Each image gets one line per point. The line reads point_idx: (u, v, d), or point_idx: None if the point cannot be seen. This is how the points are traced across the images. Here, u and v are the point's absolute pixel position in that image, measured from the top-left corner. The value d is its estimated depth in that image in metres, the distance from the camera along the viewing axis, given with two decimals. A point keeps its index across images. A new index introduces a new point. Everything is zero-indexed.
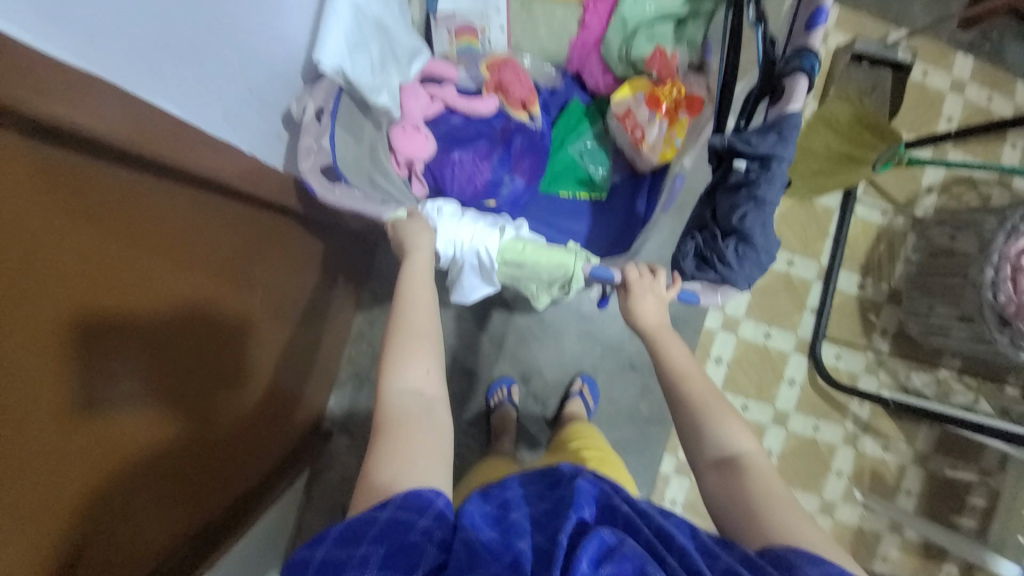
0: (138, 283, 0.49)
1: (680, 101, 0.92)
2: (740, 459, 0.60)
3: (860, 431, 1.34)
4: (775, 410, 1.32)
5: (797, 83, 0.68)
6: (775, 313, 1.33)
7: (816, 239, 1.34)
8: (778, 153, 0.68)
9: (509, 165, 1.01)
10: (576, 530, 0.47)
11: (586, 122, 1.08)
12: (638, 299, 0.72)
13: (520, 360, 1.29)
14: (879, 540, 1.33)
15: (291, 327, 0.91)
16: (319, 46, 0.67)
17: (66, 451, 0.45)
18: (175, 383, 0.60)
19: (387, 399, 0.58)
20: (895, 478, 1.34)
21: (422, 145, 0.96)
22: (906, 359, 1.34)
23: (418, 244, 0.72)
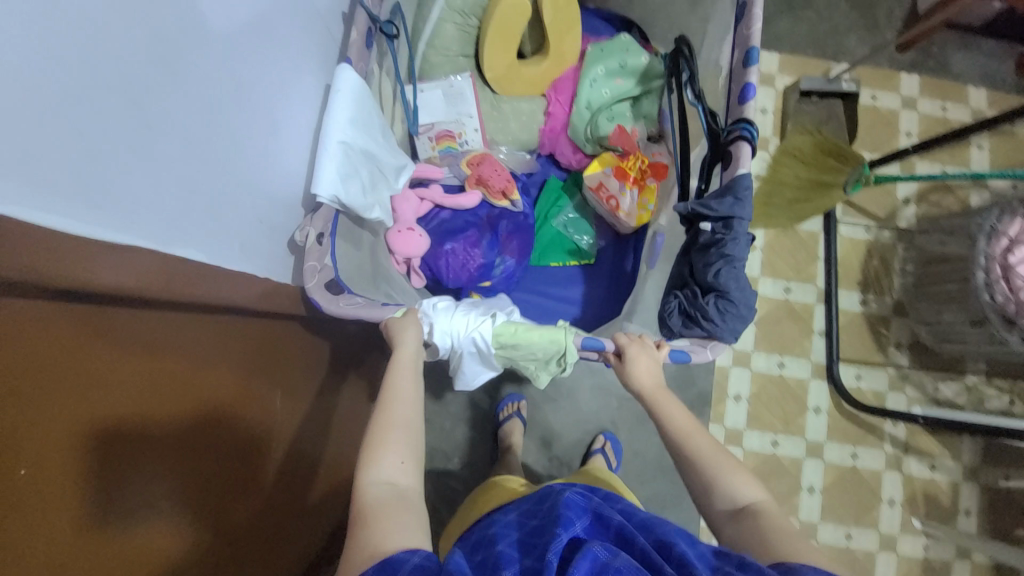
0: (157, 394, 0.49)
1: (646, 170, 1.05)
2: (755, 506, 0.59)
3: (901, 452, 1.29)
4: (807, 441, 1.28)
5: (740, 148, 0.75)
6: (784, 341, 1.33)
7: (808, 263, 1.37)
8: (738, 213, 0.71)
9: (498, 247, 1.08)
10: (567, 551, 0.50)
11: (565, 197, 1.16)
12: (633, 362, 0.70)
13: (538, 425, 1.29)
14: (951, 570, 1.24)
15: (305, 402, 0.89)
16: (316, 178, 0.69)
17: (87, 572, 0.42)
18: (200, 489, 0.58)
19: (362, 488, 0.58)
20: (950, 498, 1.26)
21: (417, 243, 0.98)
22: (929, 370, 1.31)
23: (405, 338, 0.70)
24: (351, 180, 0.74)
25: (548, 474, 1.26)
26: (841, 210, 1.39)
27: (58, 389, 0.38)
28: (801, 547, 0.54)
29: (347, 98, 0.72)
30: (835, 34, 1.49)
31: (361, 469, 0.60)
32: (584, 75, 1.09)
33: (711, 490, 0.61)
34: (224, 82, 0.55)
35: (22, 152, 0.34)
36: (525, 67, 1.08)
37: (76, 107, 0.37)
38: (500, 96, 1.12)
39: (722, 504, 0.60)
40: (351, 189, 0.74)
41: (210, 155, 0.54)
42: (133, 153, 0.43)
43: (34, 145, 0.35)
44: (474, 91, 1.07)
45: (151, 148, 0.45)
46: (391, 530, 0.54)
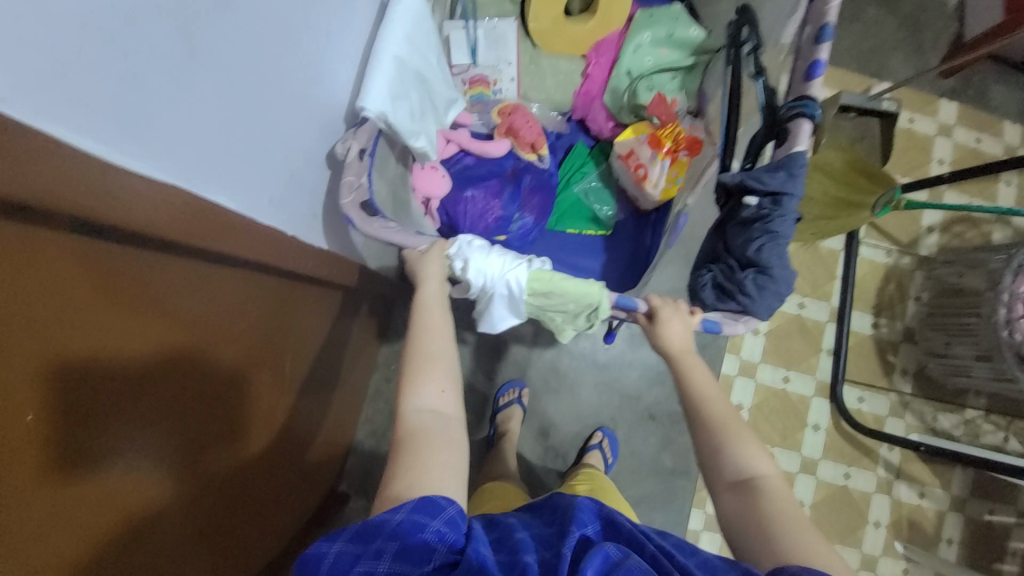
0: (142, 329, 0.44)
1: (681, 142, 0.96)
2: (759, 482, 0.55)
3: (893, 476, 1.30)
4: (803, 458, 1.28)
5: (799, 126, 0.70)
6: (792, 356, 1.32)
7: (825, 281, 1.36)
8: (789, 190, 0.67)
9: (518, 203, 1.02)
10: (579, 548, 0.48)
11: (590, 163, 1.12)
12: (665, 324, 0.68)
13: (537, 414, 1.28)
14: None
15: (309, 364, 0.87)
16: (365, 92, 0.63)
17: (57, 510, 0.39)
18: (180, 435, 0.53)
19: (404, 416, 0.57)
20: (934, 526, 1.28)
21: (439, 183, 0.92)
22: (931, 400, 1.31)
23: (429, 271, 0.68)
24: (402, 101, 0.69)
25: (543, 464, 1.25)
26: (864, 232, 1.37)
27: (31, 310, 0.33)
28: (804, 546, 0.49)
29: (405, 19, 0.69)
30: (880, 51, 1.46)
31: (406, 395, 0.58)
32: (628, 39, 1.04)
33: (720, 459, 0.58)
34: (273, 21, 0.51)
35: (58, 66, 0.30)
36: (570, 25, 1.03)
37: (126, 28, 0.34)
38: (540, 52, 1.08)
39: (728, 474, 0.56)
40: (401, 110, 0.68)
41: (251, 100, 0.51)
42: (174, 86, 0.40)
43: (75, 60, 0.31)
44: (516, 38, 1.04)
45: (193, 85, 0.42)
46: (428, 468, 0.52)
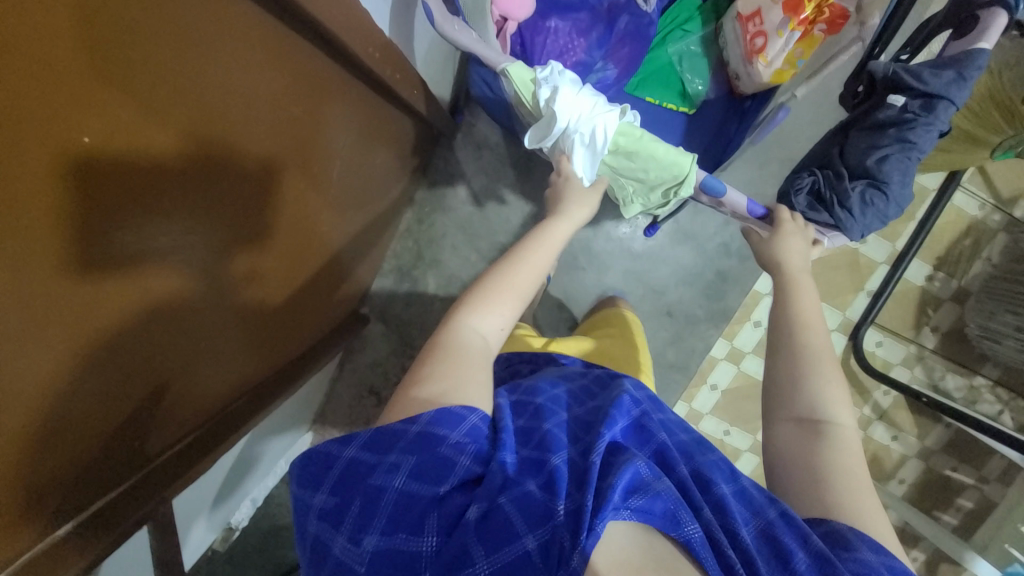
0: (148, 121, 0.41)
1: (822, 10, 0.78)
2: (828, 427, 0.55)
3: (875, 417, 1.36)
4: None
5: (994, 17, 0.56)
6: (828, 288, 1.28)
7: (898, 221, 1.25)
8: (949, 94, 0.56)
9: (605, 49, 0.87)
10: (609, 453, 0.46)
11: (696, 22, 0.95)
12: (784, 240, 0.63)
13: (559, 285, 1.28)
14: None
15: (351, 182, 0.84)
16: None
17: (89, 291, 0.41)
18: (211, 223, 0.54)
19: (461, 331, 0.58)
20: (893, 465, 1.37)
21: (522, 2, 0.77)
22: (948, 360, 1.30)
23: (570, 211, 0.67)
24: None
25: (551, 333, 1.28)
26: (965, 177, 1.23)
27: (18, 88, 0.30)
28: (853, 496, 0.50)
29: None
30: None
31: (464, 316, 0.60)
32: None
33: (796, 392, 0.57)
34: None
35: None
36: None
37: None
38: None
39: (801, 407, 0.56)
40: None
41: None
42: None
43: None
44: None
45: None
46: (462, 381, 0.53)
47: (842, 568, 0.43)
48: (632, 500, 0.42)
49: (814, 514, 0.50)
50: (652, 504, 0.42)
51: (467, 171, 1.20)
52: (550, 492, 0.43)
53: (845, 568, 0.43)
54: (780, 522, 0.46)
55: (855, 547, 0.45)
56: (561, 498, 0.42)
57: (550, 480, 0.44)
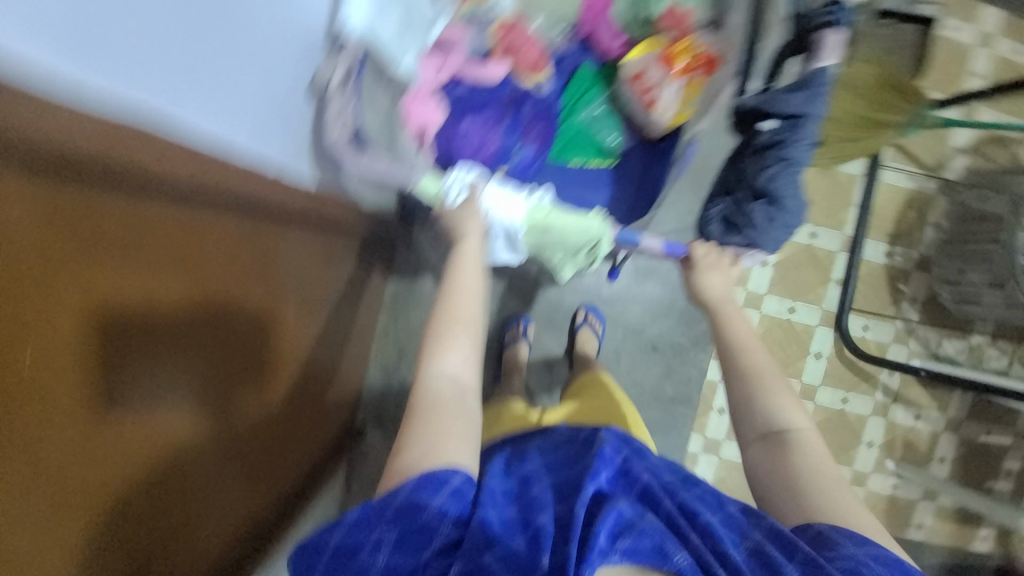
0: (161, 290, 0.47)
1: (695, 60, 0.88)
2: (790, 434, 0.57)
3: (890, 401, 1.33)
4: (803, 384, 1.31)
5: (824, 40, 0.65)
6: (798, 287, 1.31)
7: (841, 209, 1.31)
8: (808, 112, 0.62)
9: (519, 132, 0.95)
10: (593, 503, 0.49)
11: (596, 88, 1.03)
12: (704, 273, 0.70)
13: (543, 347, 1.30)
14: (914, 509, 1.33)
15: (322, 314, 0.89)
16: (343, 8, 0.58)
17: (100, 449, 0.44)
18: (207, 369, 0.58)
19: (424, 382, 0.57)
20: (927, 446, 1.33)
21: (432, 115, 0.85)
22: (937, 327, 1.31)
23: (469, 228, 0.66)
24: (385, 17, 0.63)
25: (547, 397, 1.29)
26: (886, 157, 1.30)
27: (63, 281, 0.36)
28: (831, 497, 0.53)
29: None
30: None
31: (424, 362, 0.58)
32: None
33: (754, 409, 0.59)
34: None
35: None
36: None
37: (86, 44, 0.32)
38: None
39: (761, 423, 0.58)
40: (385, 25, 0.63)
41: (236, 31, 0.47)
42: None
43: None
44: None
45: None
46: (443, 435, 0.53)
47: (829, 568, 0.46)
48: (620, 543, 0.45)
49: (800, 521, 0.52)
50: (638, 541, 0.45)
51: (428, 263, 1.26)
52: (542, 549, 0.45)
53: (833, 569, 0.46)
54: (767, 542, 0.48)
55: (840, 544, 0.48)
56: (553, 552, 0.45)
57: (540, 536, 0.46)
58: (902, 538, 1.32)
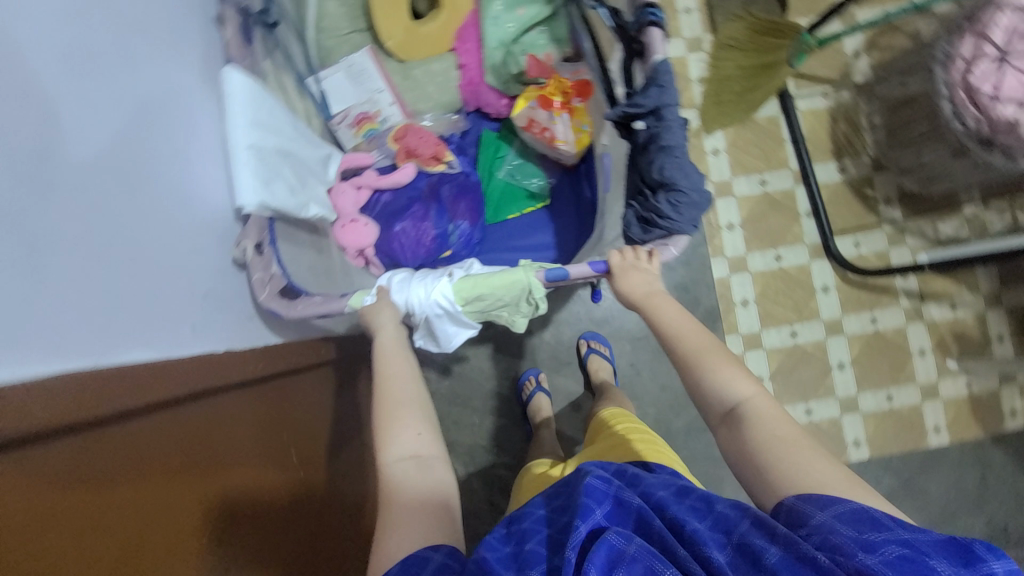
0: (180, 479, 0.53)
1: (569, 89, 0.96)
2: (744, 407, 0.60)
3: (919, 302, 1.28)
4: (825, 323, 1.27)
5: (652, 35, 0.72)
6: (775, 235, 1.30)
7: (776, 148, 1.32)
8: (666, 102, 0.70)
9: (448, 214, 1.00)
10: (587, 539, 0.48)
11: (504, 146, 1.11)
12: (624, 279, 0.72)
13: (562, 389, 1.30)
14: (1000, 398, 1.27)
15: (346, 446, 0.93)
16: (237, 188, 0.65)
17: None
18: (254, 535, 0.62)
19: (385, 472, 0.57)
20: (979, 331, 1.27)
21: (366, 233, 0.93)
22: (925, 215, 1.29)
23: (383, 319, 0.69)
24: (275, 183, 0.70)
25: None
26: (795, 86, 1.33)
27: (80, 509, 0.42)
28: (795, 465, 0.54)
29: (243, 105, 0.67)
30: None
31: (379, 451, 0.59)
32: (484, 14, 1.02)
33: (705, 392, 0.63)
34: (108, 168, 0.52)
35: None
36: (421, 26, 1.01)
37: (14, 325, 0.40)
38: (408, 63, 1.04)
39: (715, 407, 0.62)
40: (277, 191, 0.70)
41: (152, 251, 0.55)
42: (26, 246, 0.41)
43: None
44: (376, 65, 0.98)
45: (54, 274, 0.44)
46: (404, 522, 0.52)
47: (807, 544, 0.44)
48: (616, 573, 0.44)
49: (772, 501, 0.54)
50: (631, 571, 0.44)
51: (424, 357, 1.29)
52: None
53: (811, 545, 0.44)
54: (749, 527, 0.47)
55: (809, 515, 0.49)
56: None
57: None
58: (1003, 435, 1.25)
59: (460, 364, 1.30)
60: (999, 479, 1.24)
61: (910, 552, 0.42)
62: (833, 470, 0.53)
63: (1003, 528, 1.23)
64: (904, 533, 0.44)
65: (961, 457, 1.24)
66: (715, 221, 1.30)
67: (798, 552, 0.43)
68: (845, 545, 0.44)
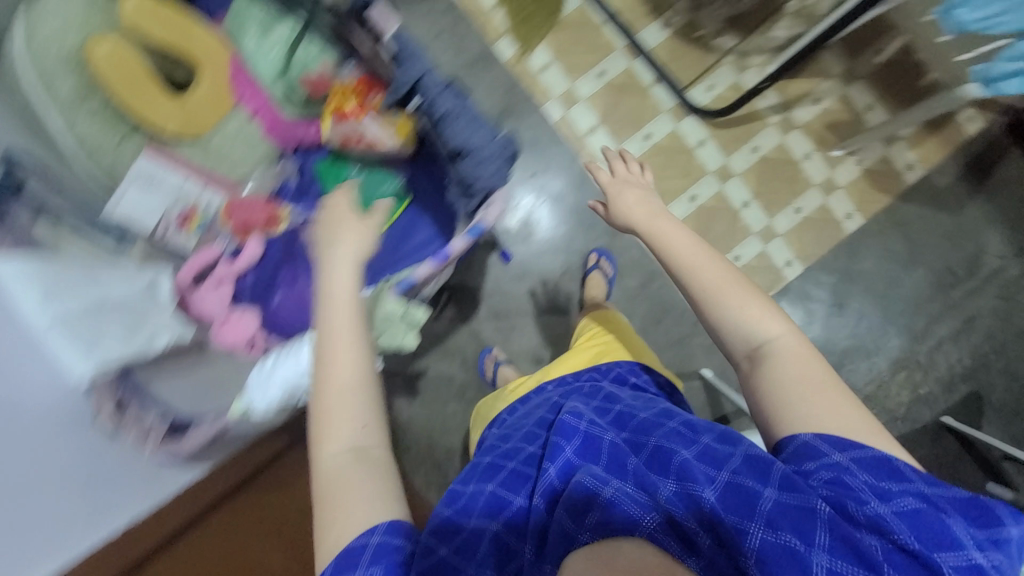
0: None
1: (358, 90, 0.93)
2: (768, 347, 0.63)
3: (786, 113, 1.30)
4: (716, 173, 1.29)
5: (377, 18, 0.85)
6: (636, 115, 1.28)
7: (598, 35, 1.28)
8: (418, 72, 0.85)
9: (318, 260, 0.97)
10: (562, 488, 0.55)
11: (342, 165, 1.04)
12: (620, 194, 0.82)
13: (520, 352, 1.29)
14: (892, 159, 1.32)
15: None
16: (65, 362, 0.68)
17: None
18: None
19: (320, 462, 0.61)
20: (849, 111, 1.30)
21: (246, 323, 0.89)
22: (758, 29, 1.28)
23: (337, 302, 0.70)
24: (103, 339, 0.71)
25: None
26: None
27: None
28: (811, 406, 0.58)
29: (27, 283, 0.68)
30: None
31: (320, 444, 0.62)
32: (244, 50, 0.97)
33: (731, 332, 0.65)
34: None
35: None
36: (187, 96, 0.93)
37: None
38: (201, 139, 0.96)
39: (741, 346, 0.64)
40: (109, 346, 0.71)
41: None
42: None
43: None
44: (165, 162, 0.91)
45: None
46: (346, 509, 0.58)
47: (811, 491, 0.50)
48: (589, 519, 0.48)
49: (785, 436, 0.58)
50: (603, 512, 0.48)
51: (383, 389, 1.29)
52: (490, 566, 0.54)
53: (812, 490, 0.51)
54: (743, 466, 0.54)
55: (823, 453, 0.54)
56: (510, 564, 0.54)
57: (494, 546, 0.56)
58: (908, 189, 1.31)
59: (420, 378, 1.30)
60: (917, 229, 1.32)
61: (924, 506, 0.49)
62: (860, 420, 0.57)
63: (940, 270, 1.32)
64: (923, 488, 0.50)
65: (878, 228, 1.31)
66: (576, 132, 1.28)
67: (798, 493, 0.50)
68: (857, 488, 0.51)
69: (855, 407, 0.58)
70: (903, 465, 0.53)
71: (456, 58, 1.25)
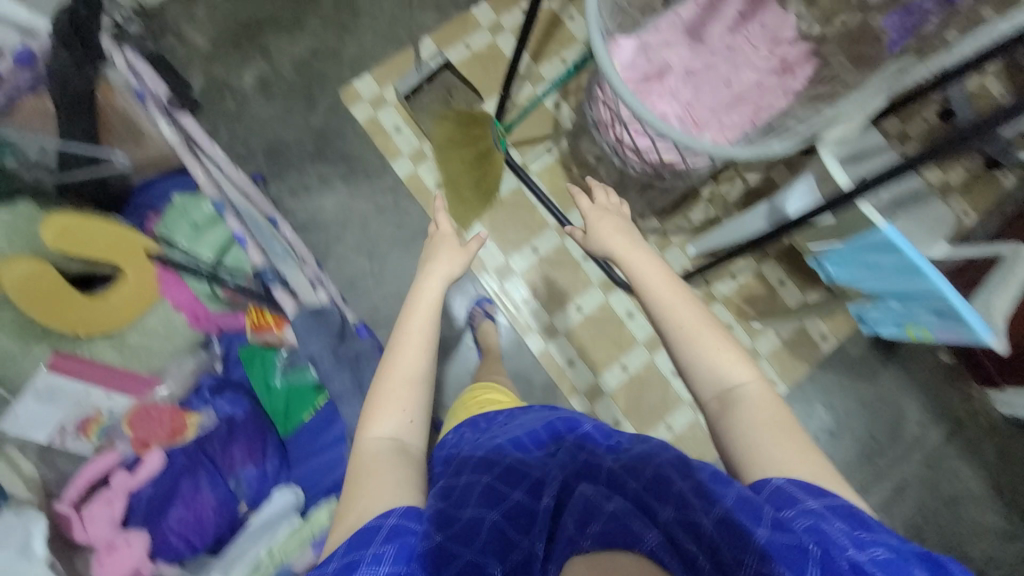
0: None
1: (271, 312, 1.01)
2: (734, 391, 0.70)
3: (707, 287, 1.39)
4: (646, 342, 1.34)
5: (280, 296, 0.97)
6: (568, 288, 1.35)
7: (533, 214, 1.37)
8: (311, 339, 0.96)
9: (223, 468, 0.95)
10: (561, 499, 0.58)
11: (267, 353, 1.03)
12: (597, 222, 0.89)
13: None
14: (809, 330, 1.40)
15: None
16: None
17: None
18: None
19: (368, 443, 0.70)
20: (764, 286, 1.40)
21: (129, 552, 0.85)
22: (677, 212, 1.40)
23: (427, 289, 0.84)
24: None
25: None
26: (520, 155, 1.39)
27: None
28: (777, 454, 0.63)
29: None
30: (397, 21, 1.42)
31: (366, 428, 0.72)
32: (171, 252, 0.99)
33: (702, 372, 0.72)
34: None
35: None
36: (109, 295, 0.93)
37: None
38: (119, 334, 0.96)
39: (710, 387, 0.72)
40: None
41: None
42: None
43: None
44: (67, 374, 0.88)
45: None
46: (380, 487, 0.64)
47: (800, 531, 0.50)
48: (590, 529, 0.50)
49: (761, 482, 0.60)
50: (600, 522, 0.50)
51: None
52: (491, 556, 0.53)
53: (800, 530, 0.50)
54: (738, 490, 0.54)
55: (799, 501, 0.55)
56: (512, 553, 0.53)
57: (492, 538, 0.55)
58: (825, 358, 1.39)
59: None
60: (837, 397, 1.38)
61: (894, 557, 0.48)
62: (814, 466, 0.62)
63: (863, 437, 1.37)
64: (891, 540, 0.51)
65: (800, 395, 1.37)
66: (510, 303, 1.33)
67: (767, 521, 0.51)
68: (836, 535, 0.50)
69: (808, 447, 0.65)
70: (870, 518, 0.54)
71: (397, 231, 1.33)
